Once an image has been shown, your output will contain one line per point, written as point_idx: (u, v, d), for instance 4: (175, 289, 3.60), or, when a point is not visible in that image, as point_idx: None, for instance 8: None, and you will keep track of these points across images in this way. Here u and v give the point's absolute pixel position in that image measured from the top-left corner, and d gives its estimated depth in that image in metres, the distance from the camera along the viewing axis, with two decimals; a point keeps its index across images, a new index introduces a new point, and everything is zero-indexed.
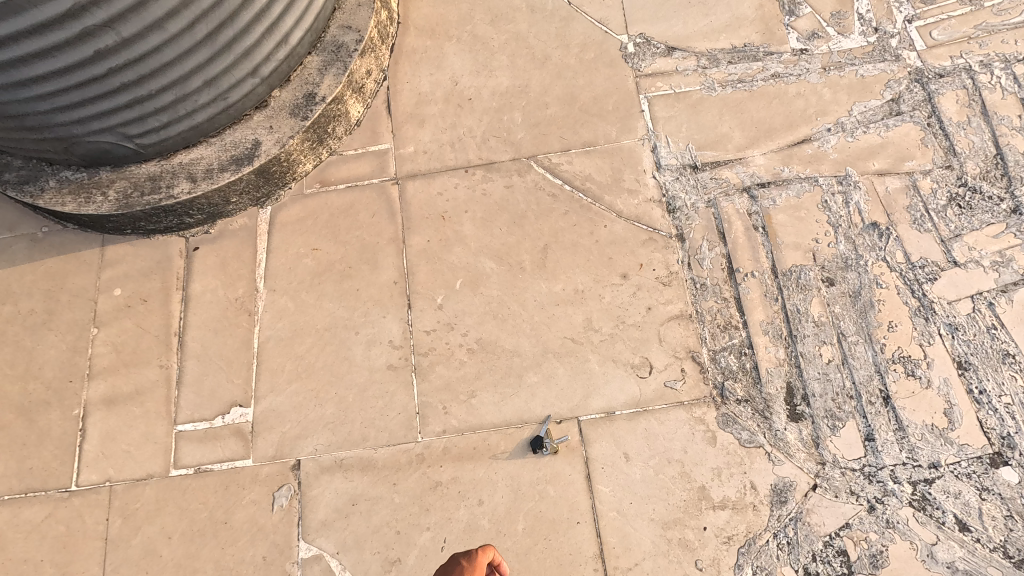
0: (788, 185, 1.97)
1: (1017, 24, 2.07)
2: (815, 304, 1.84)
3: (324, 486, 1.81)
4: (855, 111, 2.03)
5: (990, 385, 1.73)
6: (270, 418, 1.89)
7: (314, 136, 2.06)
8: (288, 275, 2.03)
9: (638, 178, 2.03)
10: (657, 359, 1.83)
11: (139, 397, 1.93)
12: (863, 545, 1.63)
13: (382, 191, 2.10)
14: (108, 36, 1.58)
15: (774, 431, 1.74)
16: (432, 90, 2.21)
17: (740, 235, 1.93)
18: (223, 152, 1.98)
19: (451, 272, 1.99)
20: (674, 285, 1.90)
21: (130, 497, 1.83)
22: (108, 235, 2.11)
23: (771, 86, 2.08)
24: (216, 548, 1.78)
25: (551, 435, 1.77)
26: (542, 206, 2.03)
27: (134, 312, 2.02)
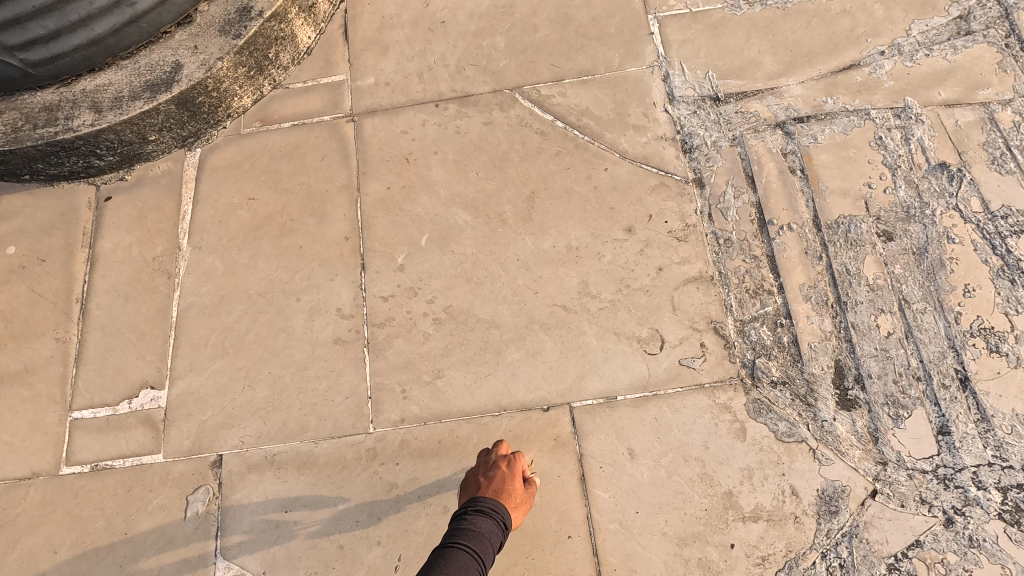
0: (833, 119, 1.59)
1: None
2: (870, 263, 1.46)
3: (250, 488, 1.44)
4: (915, 30, 1.65)
5: None
6: (187, 403, 1.52)
7: (251, 62, 1.69)
8: (218, 229, 1.66)
9: (646, 112, 1.65)
10: (671, 331, 1.46)
11: (28, 377, 1.56)
12: (940, 569, 1.26)
13: (335, 130, 1.73)
14: None
15: (820, 422, 1.36)
16: (398, 14, 1.84)
17: (773, 179, 1.56)
18: (134, 77, 1.61)
19: (416, 226, 1.62)
20: (692, 240, 1.52)
21: (10, 500, 1.47)
22: (6, 182, 1.74)
23: (810, 3, 1.71)
24: (112, 565, 1.41)
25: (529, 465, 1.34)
26: (528, 146, 1.66)
27: (30, 275, 1.66)
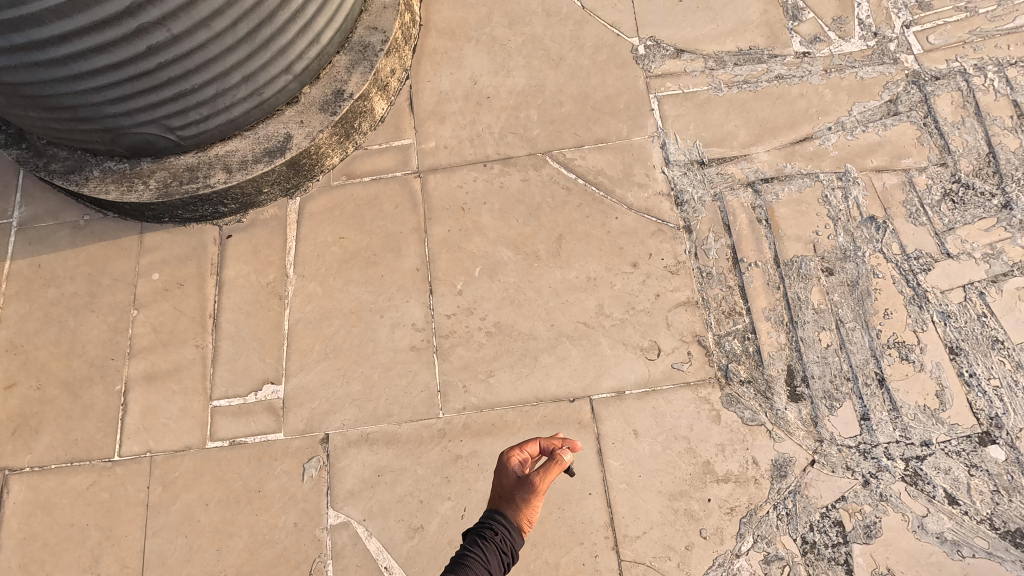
0: (790, 180, 2.08)
1: (1010, 30, 2.18)
2: (815, 292, 1.95)
3: (350, 458, 1.93)
4: (855, 111, 2.14)
5: (980, 370, 1.83)
6: (300, 394, 2.00)
7: (342, 131, 2.18)
8: (317, 261, 2.15)
9: (648, 172, 2.14)
10: (665, 343, 1.94)
11: (177, 374, 2.06)
12: (858, 516, 1.74)
13: (405, 184, 2.22)
14: (161, 32, 1.71)
15: (774, 411, 1.85)
16: (452, 90, 2.33)
17: (744, 226, 2.04)
18: (255, 145, 2.10)
19: (471, 260, 2.10)
20: (682, 273, 2.01)
21: (169, 467, 1.96)
22: (148, 222, 2.24)
23: (775, 87, 2.20)
24: (250, 514, 1.90)
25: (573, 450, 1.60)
26: (556, 198, 2.15)
27: (172, 296, 2.15)
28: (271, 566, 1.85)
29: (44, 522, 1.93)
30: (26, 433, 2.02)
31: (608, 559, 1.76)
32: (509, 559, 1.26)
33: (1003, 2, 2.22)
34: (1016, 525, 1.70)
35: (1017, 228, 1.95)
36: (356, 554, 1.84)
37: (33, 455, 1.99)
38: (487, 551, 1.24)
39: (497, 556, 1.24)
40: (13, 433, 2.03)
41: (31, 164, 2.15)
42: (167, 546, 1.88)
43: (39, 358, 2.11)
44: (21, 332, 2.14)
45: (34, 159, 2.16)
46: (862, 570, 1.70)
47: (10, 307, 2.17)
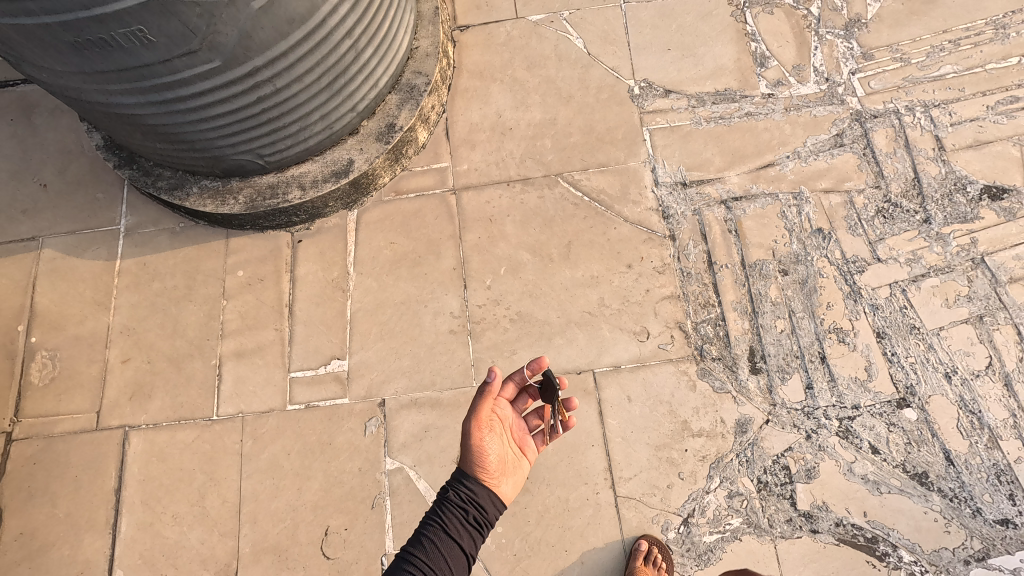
0: (755, 199, 2.58)
1: (936, 77, 2.68)
2: (773, 288, 2.45)
3: (402, 418, 2.42)
4: (809, 142, 2.64)
5: (900, 350, 2.33)
6: (361, 367, 2.50)
7: (392, 156, 2.68)
8: (372, 261, 2.65)
9: (640, 191, 2.64)
10: (653, 328, 2.44)
11: (261, 352, 2.56)
12: (801, 462, 2.24)
13: (443, 199, 2.72)
14: (267, 87, 2.14)
15: (738, 381, 2.35)
16: (481, 121, 2.83)
17: (718, 236, 2.54)
18: (325, 168, 2.59)
19: (497, 261, 2.60)
20: (667, 273, 2.51)
21: (258, 424, 2.46)
22: (232, 229, 2.73)
23: (745, 122, 2.70)
24: (323, 461, 2.40)
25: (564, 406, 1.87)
26: (566, 212, 2.65)
27: (254, 289, 2.65)
28: (341, 501, 2.35)
29: (159, 467, 2.43)
30: (142, 397, 2.53)
31: (606, 495, 2.26)
32: (472, 510, 1.57)
33: (931, 54, 2.72)
34: (923, 469, 2.20)
35: (934, 239, 2.45)
36: (408, 492, 2.34)
37: (147, 415, 2.50)
38: (446, 512, 1.54)
39: (455, 514, 1.54)
40: (130, 397, 2.53)
41: (141, 181, 2.65)
42: (258, 485, 2.38)
43: (148, 338, 2.61)
44: (132, 317, 2.65)
45: (143, 177, 2.65)
46: (803, 502, 2.20)
47: (122, 297, 2.68)
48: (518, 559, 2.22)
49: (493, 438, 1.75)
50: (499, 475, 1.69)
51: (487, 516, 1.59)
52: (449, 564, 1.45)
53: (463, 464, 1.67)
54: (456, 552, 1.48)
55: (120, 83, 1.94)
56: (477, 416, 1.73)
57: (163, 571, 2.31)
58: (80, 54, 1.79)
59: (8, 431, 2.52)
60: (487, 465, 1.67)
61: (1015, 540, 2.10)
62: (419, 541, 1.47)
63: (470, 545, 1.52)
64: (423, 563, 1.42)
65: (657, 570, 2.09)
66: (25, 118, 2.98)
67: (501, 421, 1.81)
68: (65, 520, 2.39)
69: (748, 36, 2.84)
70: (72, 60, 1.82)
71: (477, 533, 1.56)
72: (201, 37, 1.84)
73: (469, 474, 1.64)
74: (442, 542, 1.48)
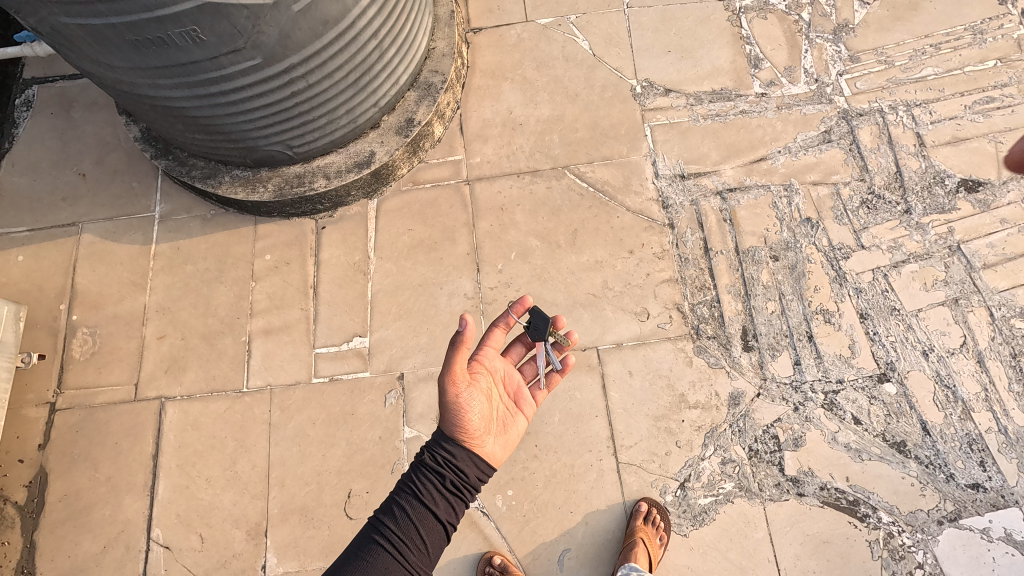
0: (749, 190, 2.77)
1: (918, 79, 2.88)
2: (764, 273, 2.64)
3: (420, 390, 2.61)
4: (799, 138, 2.83)
5: (881, 329, 2.52)
6: (381, 344, 2.69)
7: (411, 148, 2.87)
8: (391, 247, 2.84)
9: (642, 183, 2.83)
10: (653, 309, 2.63)
11: (288, 330, 2.74)
12: (789, 432, 2.43)
13: (457, 189, 2.91)
14: (300, 82, 2.33)
15: (732, 357, 2.53)
16: (493, 117, 3.02)
17: (713, 224, 2.73)
18: (348, 159, 2.78)
19: (508, 247, 2.79)
20: (666, 258, 2.70)
21: (285, 396, 2.64)
22: (260, 216, 2.92)
23: (739, 119, 2.89)
24: (346, 430, 2.58)
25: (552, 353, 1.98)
26: (572, 202, 2.84)
27: (281, 271, 2.84)
28: (363, 466, 2.53)
29: (193, 435, 2.62)
30: (177, 371, 2.72)
31: (609, 461, 2.45)
32: (447, 475, 1.61)
33: (913, 57, 2.93)
34: (901, 438, 2.40)
35: (914, 228, 2.65)
36: None
37: (182, 387, 2.69)
38: (420, 479, 1.58)
39: (430, 480, 1.59)
40: (166, 371, 2.72)
41: (177, 171, 2.84)
42: (286, 452, 2.57)
43: (182, 317, 2.80)
44: (167, 297, 2.84)
45: (178, 167, 2.85)
46: (790, 468, 2.39)
47: (157, 278, 2.87)
48: (527, 519, 2.40)
49: (470, 393, 1.73)
50: (481, 434, 1.72)
51: (465, 478, 1.63)
52: (420, 534, 1.50)
53: (444, 424, 1.70)
54: (428, 520, 1.53)
55: (169, 77, 2.13)
56: (454, 372, 1.69)
57: (198, 530, 2.50)
58: (138, 51, 1.99)
59: (51, 401, 2.70)
60: (468, 425, 1.69)
61: (983, 502, 2.31)
62: (391, 509, 1.53)
63: (445, 511, 1.57)
64: (394, 532, 1.48)
65: (656, 528, 2.28)
66: (65, 111, 3.17)
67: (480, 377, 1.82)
68: (106, 483, 2.58)
69: (743, 39, 3.04)
70: (130, 57, 2.02)
71: (453, 497, 1.60)
72: (246, 36, 2.03)
73: (448, 436, 1.68)
74: (414, 510, 1.53)
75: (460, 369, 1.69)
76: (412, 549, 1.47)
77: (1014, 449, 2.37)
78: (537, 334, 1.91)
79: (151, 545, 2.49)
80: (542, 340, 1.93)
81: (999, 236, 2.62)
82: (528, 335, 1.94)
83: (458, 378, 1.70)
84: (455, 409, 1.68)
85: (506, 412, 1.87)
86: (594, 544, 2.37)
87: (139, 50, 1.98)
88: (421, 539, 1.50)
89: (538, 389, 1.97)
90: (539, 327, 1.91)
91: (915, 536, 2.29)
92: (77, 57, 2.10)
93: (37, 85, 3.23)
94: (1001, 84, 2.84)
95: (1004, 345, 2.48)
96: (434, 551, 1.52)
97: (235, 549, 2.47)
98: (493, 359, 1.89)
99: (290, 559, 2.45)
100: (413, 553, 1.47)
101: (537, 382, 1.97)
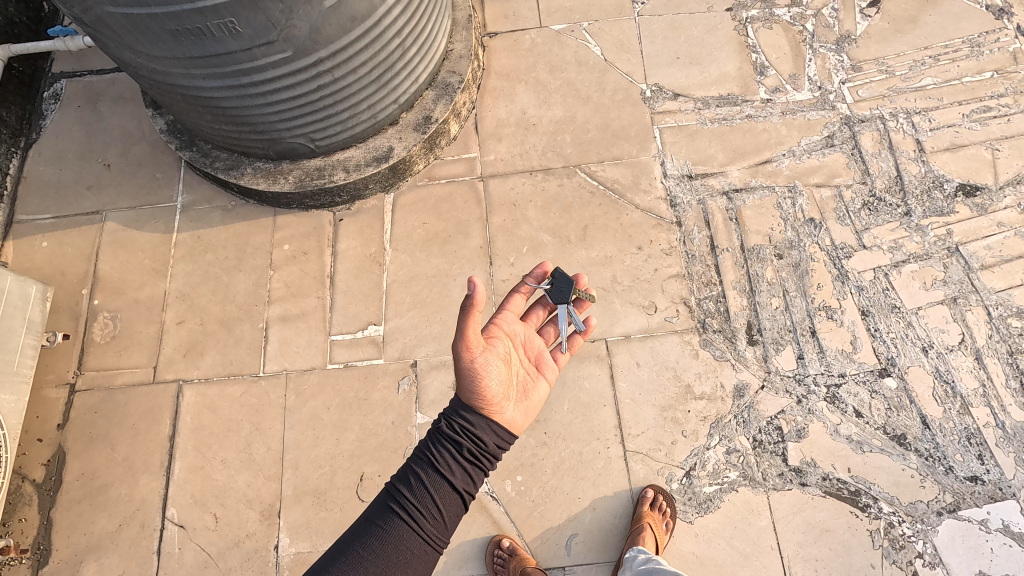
0: (754, 191, 2.86)
1: (917, 88, 3.00)
2: (769, 270, 2.72)
3: (432, 377, 2.68)
4: (803, 143, 2.93)
5: (882, 325, 2.60)
6: (395, 332, 2.76)
7: (428, 144, 2.96)
8: (407, 239, 2.92)
9: (651, 182, 2.92)
10: (661, 303, 2.70)
11: (304, 317, 2.82)
12: (792, 423, 2.49)
13: (471, 185, 3.00)
14: (326, 76, 2.43)
15: (737, 351, 2.60)
16: (507, 117, 3.12)
17: (720, 223, 2.82)
18: (367, 153, 2.87)
19: (520, 241, 2.87)
20: (674, 254, 2.78)
21: (301, 381, 2.71)
22: (279, 207, 3.01)
23: (745, 123, 3.00)
24: (360, 415, 2.65)
25: (570, 314, 2.07)
26: (583, 199, 2.92)
27: (299, 261, 2.91)
28: (376, 450, 2.59)
29: (210, 417, 2.68)
30: (195, 355, 2.78)
31: (616, 449, 2.51)
32: (464, 444, 1.62)
33: (913, 67, 3.04)
34: (902, 431, 2.46)
35: (914, 229, 2.73)
36: None
37: (200, 370, 2.75)
38: (436, 448, 1.60)
39: (446, 449, 1.61)
40: (184, 355, 2.79)
41: (201, 162, 2.93)
42: (300, 435, 2.63)
43: (201, 303, 2.87)
44: (187, 284, 2.91)
45: (202, 158, 2.94)
46: (794, 458, 2.45)
47: (178, 266, 2.94)
48: (535, 504, 2.45)
49: (485, 361, 1.76)
50: (500, 400, 1.75)
51: (482, 447, 1.66)
52: (436, 502, 1.52)
53: (462, 391, 1.74)
54: (444, 489, 1.55)
55: (204, 66, 2.23)
56: (468, 340, 1.72)
57: (212, 510, 2.55)
58: (178, 42, 2.09)
59: (71, 382, 2.77)
60: (486, 392, 1.72)
61: (982, 494, 2.38)
62: (407, 477, 1.55)
63: (461, 481, 1.59)
64: (409, 501, 1.50)
65: (662, 514, 2.33)
66: (91, 105, 3.27)
67: (496, 345, 1.87)
68: (123, 463, 2.63)
69: (750, 48, 3.15)
70: (169, 47, 2.12)
71: (470, 466, 1.62)
72: (279, 30, 2.14)
73: (466, 404, 1.71)
74: (430, 479, 1.55)
75: (476, 333, 1.74)
76: (428, 518, 1.49)
77: (1011, 443, 2.43)
78: (558, 296, 2.04)
79: (166, 523, 2.54)
80: (564, 301, 2.04)
81: (996, 239, 2.70)
82: (550, 297, 2.06)
83: (474, 342, 1.74)
84: (472, 373, 1.71)
85: (527, 377, 1.93)
86: (601, 529, 2.42)
87: (179, 41, 2.08)
88: (437, 509, 1.52)
89: (560, 353, 2.03)
90: (560, 289, 2.04)
91: (915, 526, 2.35)
92: (118, 48, 2.20)
93: (65, 79, 3.33)
94: (997, 95, 2.95)
95: (1001, 343, 2.56)
96: (451, 520, 1.54)
97: (249, 529, 2.52)
98: (512, 324, 1.97)
99: (303, 540, 2.50)
100: (428, 521, 1.49)
101: (559, 347, 2.05)
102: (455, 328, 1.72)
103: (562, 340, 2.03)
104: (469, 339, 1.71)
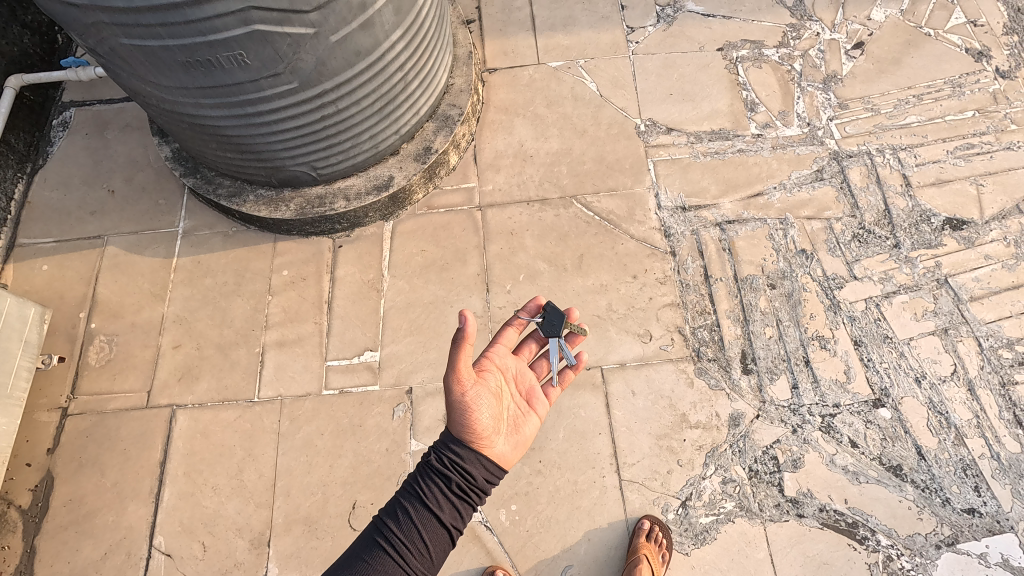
0: (746, 223, 2.92)
1: (903, 126, 3.10)
2: (762, 299, 2.76)
3: (428, 404, 2.67)
4: (793, 176, 3.01)
5: (875, 355, 2.62)
6: (391, 358, 2.77)
7: (428, 174, 3.02)
8: (404, 266, 2.95)
9: (645, 213, 2.98)
10: (656, 331, 2.73)
11: (301, 342, 2.82)
12: (787, 453, 2.49)
13: (469, 214, 3.05)
14: (330, 107, 2.51)
15: (732, 380, 2.62)
16: (505, 149, 3.20)
17: (713, 253, 2.87)
18: (368, 182, 2.93)
19: (516, 269, 2.91)
20: (668, 284, 2.82)
21: (295, 406, 2.70)
22: (279, 234, 3.05)
23: (736, 157, 3.08)
24: (354, 442, 2.63)
25: (563, 351, 2.10)
26: (580, 228, 2.97)
27: (297, 287, 2.94)
28: (369, 478, 2.57)
29: (202, 443, 2.66)
30: (190, 379, 2.78)
31: (612, 478, 2.49)
32: (453, 478, 1.62)
33: (898, 106, 3.15)
34: (898, 462, 2.46)
35: (903, 261, 2.79)
36: None
37: (194, 395, 2.74)
38: (426, 482, 1.59)
39: (436, 483, 1.59)
40: (179, 380, 2.78)
41: (203, 189, 2.98)
42: (293, 461, 2.61)
43: (198, 328, 2.88)
44: (185, 308, 2.92)
45: (205, 185, 3.00)
46: (790, 489, 2.43)
47: (176, 290, 2.96)
48: (530, 535, 2.42)
49: (475, 394, 1.76)
50: (490, 433, 1.75)
51: (472, 481, 1.65)
52: (423, 538, 1.50)
53: (453, 424, 1.73)
54: (432, 524, 1.53)
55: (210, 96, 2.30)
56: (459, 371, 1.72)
57: (201, 538, 2.50)
58: (186, 71, 2.16)
59: (64, 406, 2.75)
60: (477, 425, 1.72)
61: (979, 527, 2.36)
62: (394, 511, 1.53)
63: (450, 516, 1.57)
64: (396, 535, 1.47)
65: (658, 546, 2.30)
66: (98, 132, 3.35)
67: (485, 380, 1.86)
68: (112, 489, 2.60)
69: (740, 86, 3.27)
70: (178, 76, 2.19)
71: (459, 501, 1.60)
72: (286, 62, 2.22)
73: (456, 437, 1.70)
74: (417, 513, 1.53)
75: (467, 365, 1.75)
76: (415, 554, 1.46)
77: (1007, 475, 2.43)
78: (550, 329, 2.06)
79: (152, 552, 2.49)
80: (555, 335, 2.06)
81: (984, 271, 2.76)
82: (542, 330, 2.08)
83: (466, 375, 1.75)
84: (464, 407, 1.71)
85: (518, 411, 1.93)
86: (597, 560, 2.38)
87: (189, 70, 2.15)
88: (424, 544, 1.49)
89: (550, 387, 2.04)
90: (553, 322, 2.06)
91: (914, 560, 2.32)
92: (131, 77, 2.27)
93: (75, 107, 3.42)
94: (980, 132, 3.05)
95: (992, 374, 2.58)
96: (438, 556, 1.51)
97: (237, 558, 2.47)
98: (505, 358, 1.98)
99: (292, 570, 2.45)
100: (415, 557, 1.46)
101: (551, 381, 2.06)
102: (448, 361, 1.73)
103: (554, 374, 2.04)
104: (460, 372, 1.73)
